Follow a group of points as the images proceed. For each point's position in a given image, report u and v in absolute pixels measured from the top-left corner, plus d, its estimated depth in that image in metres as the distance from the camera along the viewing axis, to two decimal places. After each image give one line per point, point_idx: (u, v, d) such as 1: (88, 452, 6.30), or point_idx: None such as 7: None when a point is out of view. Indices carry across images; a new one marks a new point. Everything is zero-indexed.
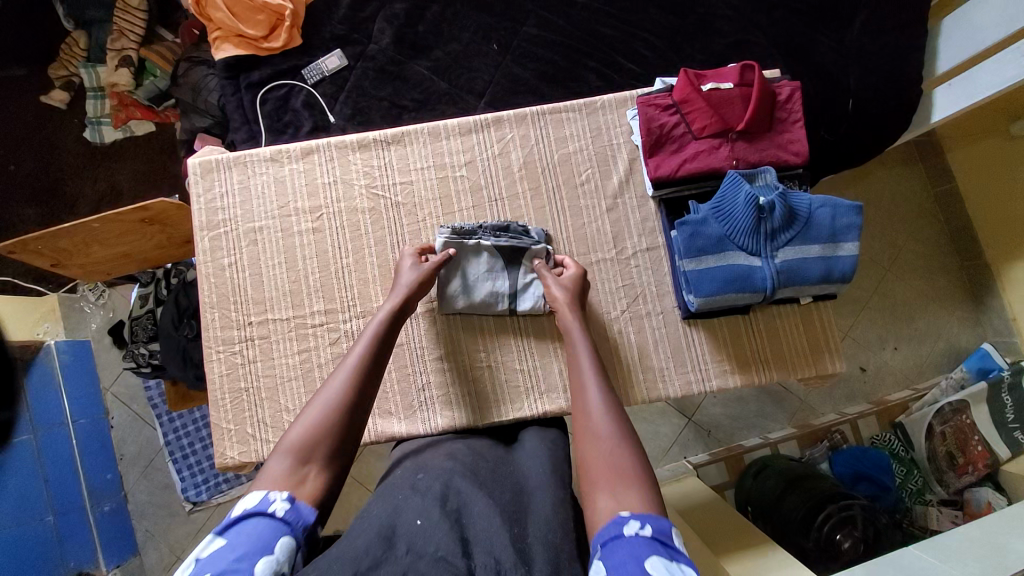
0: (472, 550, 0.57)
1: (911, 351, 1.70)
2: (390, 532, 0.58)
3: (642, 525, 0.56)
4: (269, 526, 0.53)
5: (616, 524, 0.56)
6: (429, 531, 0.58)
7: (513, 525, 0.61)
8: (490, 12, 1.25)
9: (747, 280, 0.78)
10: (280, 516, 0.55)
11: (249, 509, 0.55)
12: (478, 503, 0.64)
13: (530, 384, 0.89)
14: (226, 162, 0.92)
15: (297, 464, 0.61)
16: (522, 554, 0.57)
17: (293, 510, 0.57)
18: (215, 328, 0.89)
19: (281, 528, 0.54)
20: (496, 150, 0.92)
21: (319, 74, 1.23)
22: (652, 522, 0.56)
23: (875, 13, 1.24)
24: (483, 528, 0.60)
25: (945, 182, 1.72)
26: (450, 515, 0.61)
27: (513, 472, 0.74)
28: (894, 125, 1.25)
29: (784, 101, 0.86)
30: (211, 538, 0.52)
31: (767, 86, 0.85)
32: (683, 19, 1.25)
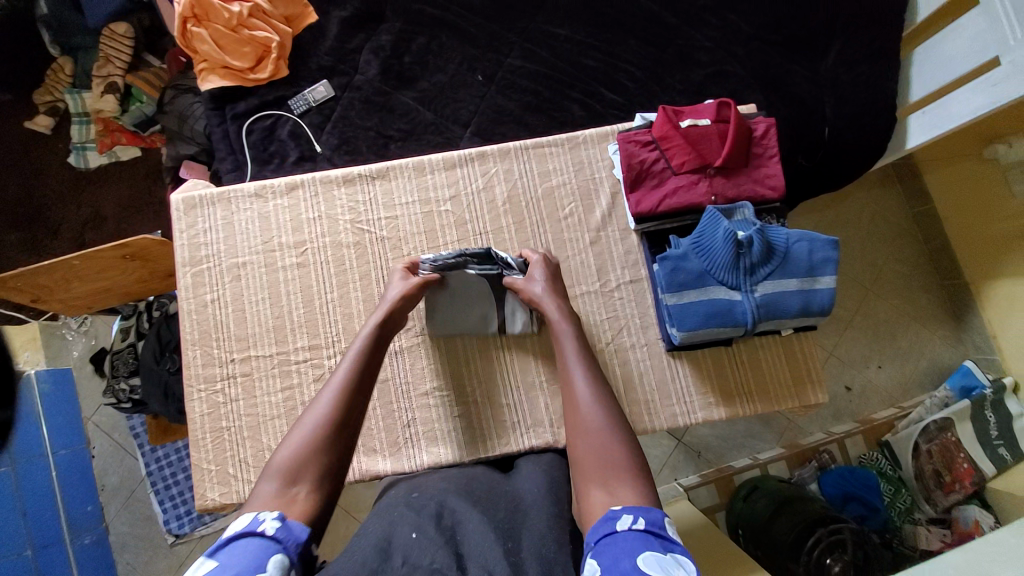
0: (466, 567, 0.56)
1: (895, 368, 1.73)
2: (386, 549, 0.58)
3: (635, 519, 0.56)
4: (262, 545, 0.52)
5: (609, 521, 0.56)
6: (424, 546, 0.59)
7: (506, 541, 0.61)
8: (474, 44, 1.27)
9: (728, 314, 0.79)
10: (270, 535, 0.53)
11: (238, 530, 0.53)
12: (471, 520, 0.63)
13: (528, 404, 0.90)
14: (209, 198, 0.92)
15: (287, 483, 0.61)
16: (516, 568, 0.57)
17: (284, 529, 0.55)
18: (197, 366, 0.88)
19: (273, 547, 0.52)
20: (481, 184, 0.93)
21: (305, 104, 1.24)
22: (644, 515, 0.56)
23: (848, 44, 1.28)
24: (476, 544, 0.59)
25: (923, 202, 1.77)
26: (444, 532, 0.61)
27: (509, 493, 0.73)
28: (870, 151, 1.29)
29: (761, 138, 0.88)
30: (201, 561, 0.50)
31: (744, 124, 0.87)
32: (663, 50, 1.28)
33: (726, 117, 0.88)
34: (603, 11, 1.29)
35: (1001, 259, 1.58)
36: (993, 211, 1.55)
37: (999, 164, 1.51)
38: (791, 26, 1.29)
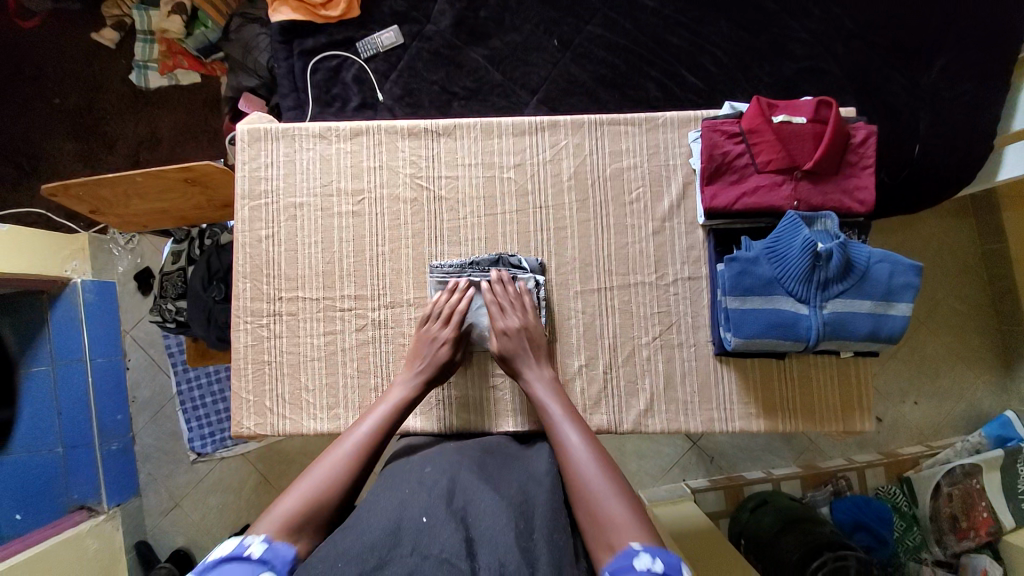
0: (477, 551, 0.56)
1: (931, 406, 1.67)
2: (396, 529, 0.59)
3: (653, 559, 0.59)
4: (245, 567, 0.56)
5: (629, 560, 0.59)
6: (435, 529, 0.58)
7: (518, 525, 0.61)
8: (555, 5, 1.21)
9: (791, 327, 0.76)
10: (258, 558, 0.57)
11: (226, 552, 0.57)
12: (485, 502, 0.64)
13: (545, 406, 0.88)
14: (274, 132, 0.91)
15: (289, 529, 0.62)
16: (527, 557, 0.57)
17: (271, 550, 0.58)
18: (245, 298, 0.89)
19: (260, 567, 0.56)
20: (548, 156, 0.89)
21: (373, 49, 1.20)
22: (662, 556, 0.59)
23: (959, 56, 1.17)
24: (487, 528, 0.59)
25: (995, 240, 1.65)
26: (455, 514, 0.61)
27: (521, 469, 0.74)
28: (957, 178, 1.20)
29: (862, 144, 0.81)
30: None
31: (844, 124, 0.80)
32: (754, 37, 1.19)
33: (825, 114, 0.81)
34: None
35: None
36: None
37: None
38: (902, 29, 1.18)
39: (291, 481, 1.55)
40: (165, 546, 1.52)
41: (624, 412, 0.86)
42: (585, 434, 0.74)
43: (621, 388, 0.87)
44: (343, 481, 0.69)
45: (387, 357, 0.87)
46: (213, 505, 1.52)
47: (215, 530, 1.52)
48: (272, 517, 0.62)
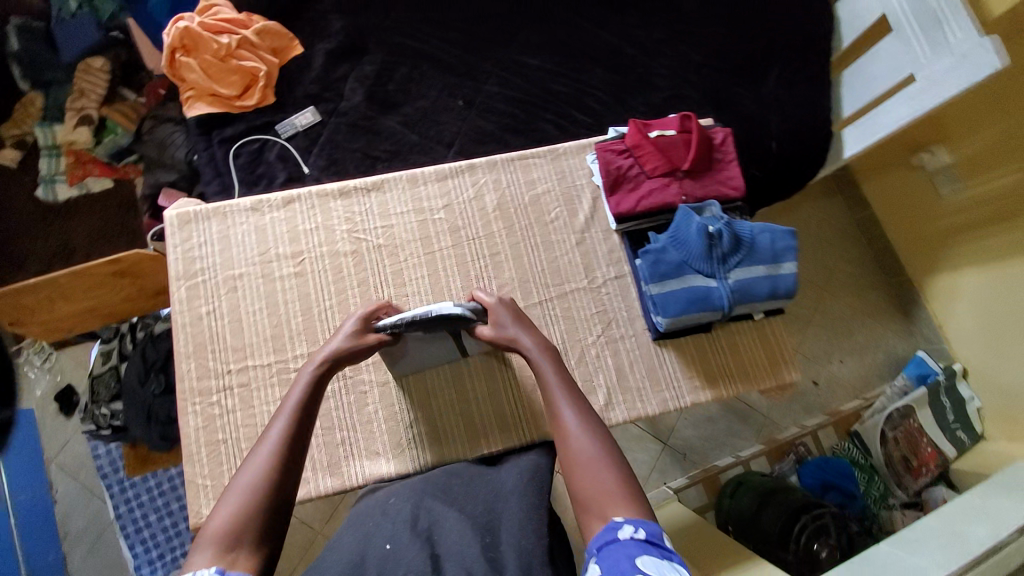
0: (443, 565, 0.61)
1: (855, 362, 1.87)
2: (360, 560, 0.63)
3: (636, 529, 0.61)
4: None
5: (612, 530, 0.62)
6: (399, 556, 0.63)
7: (485, 537, 0.66)
8: (453, 73, 1.38)
9: (706, 299, 0.87)
10: None
11: None
12: (449, 521, 0.68)
13: (513, 415, 0.91)
14: (205, 213, 0.94)
15: (224, 549, 0.58)
16: (494, 565, 0.62)
17: None
18: (192, 378, 0.88)
19: None
20: (471, 193, 0.98)
21: (292, 129, 1.29)
22: (645, 526, 0.62)
23: (784, 69, 1.45)
24: (453, 545, 0.64)
25: (863, 210, 1.94)
26: (420, 536, 0.66)
27: (488, 484, 0.76)
28: (811, 163, 1.45)
29: (722, 146, 0.99)
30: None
31: (704, 132, 0.97)
32: (625, 77, 1.42)
33: (688, 125, 0.98)
34: (569, 44, 1.43)
35: (945, 254, 1.72)
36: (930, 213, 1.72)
37: (926, 168, 1.68)
38: (736, 56, 1.45)
39: None
40: None
41: None
42: (582, 410, 0.75)
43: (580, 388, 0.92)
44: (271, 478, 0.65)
45: (349, 409, 0.89)
46: None
47: None
48: (209, 531, 0.59)
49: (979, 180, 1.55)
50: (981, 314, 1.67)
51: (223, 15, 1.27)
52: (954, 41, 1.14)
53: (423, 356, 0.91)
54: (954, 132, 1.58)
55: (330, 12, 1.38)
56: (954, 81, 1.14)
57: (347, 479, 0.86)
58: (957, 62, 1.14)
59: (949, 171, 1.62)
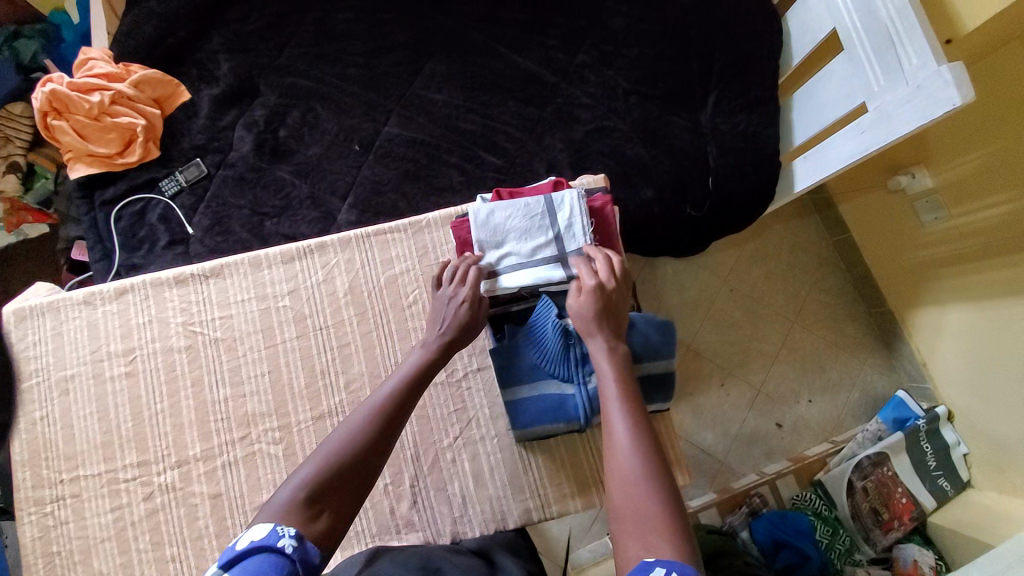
0: None
1: (827, 401, 1.70)
2: None
3: (670, 573, 0.50)
4: (275, 561, 0.48)
5: (642, 572, 0.50)
6: None
7: None
8: (350, 114, 1.26)
9: (559, 409, 0.78)
10: (289, 551, 0.50)
11: (259, 537, 0.50)
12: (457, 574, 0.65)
13: (360, 530, 0.82)
14: (40, 307, 0.88)
15: (302, 507, 0.55)
16: None
17: (300, 549, 0.51)
18: (27, 488, 0.84)
19: (287, 566, 0.49)
20: (320, 277, 0.89)
21: (177, 186, 1.21)
22: (680, 570, 0.50)
23: (724, 92, 1.27)
24: None
25: (841, 231, 1.75)
26: None
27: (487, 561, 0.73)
28: (755, 200, 1.28)
29: (604, 241, 0.86)
30: (215, 573, 0.47)
31: (586, 232, 0.82)
32: (541, 109, 1.27)
33: (563, 224, 0.82)
34: (481, 74, 1.28)
35: (928, 283, 1.53)
36: (916, 238, 1.52)
37: (906, 193, 1.48)
38: (669, 79, 1.27)
39: None
40: None
41: (439, 524, 0.83)
42: (637, 422, 0.64)
43: (431, 496, 0.84)
44: (367, 441, 0.63)
45: (179, 523, 0.82)
46: None
47: None
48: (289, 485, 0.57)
49: (966, 208, 1.35)
50: (968, 352, 1.47)
51: (98, 69, 1.20)
52: (908, 68, 0.95)
53: (257, 474, 0.83)
54: (936, 153, 1.39)
55: (218, 51, 1.27)
56: (906, 117, 0.95)
57: None
58: (910, 94, 0.94)
59: (931, 197, 1.42)
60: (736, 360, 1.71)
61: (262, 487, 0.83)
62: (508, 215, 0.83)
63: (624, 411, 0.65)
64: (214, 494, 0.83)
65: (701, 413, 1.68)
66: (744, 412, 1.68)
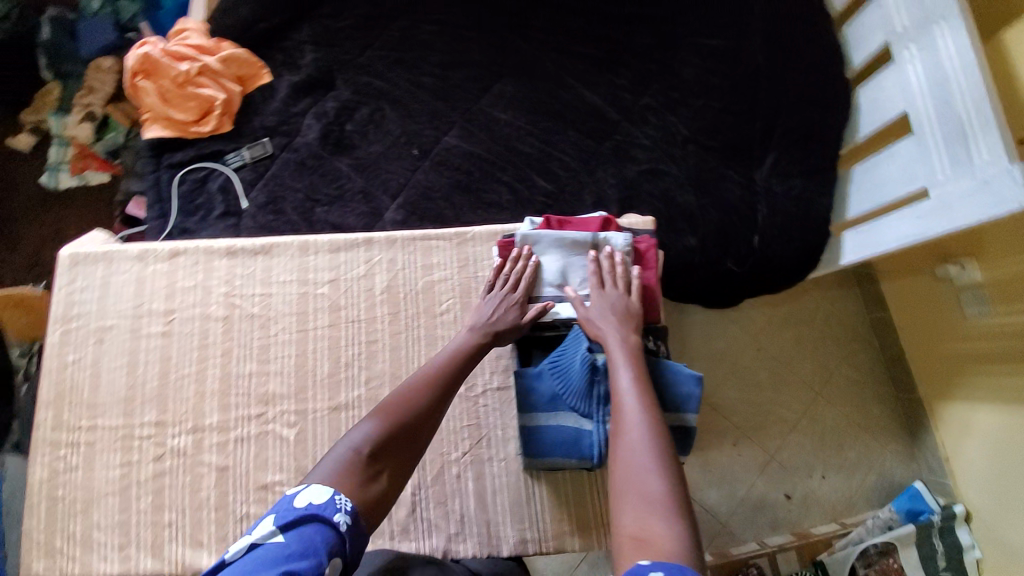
0: None
1: (842, 479, 1.64)
2: None
3: None
4: (326, 536, 0.55)
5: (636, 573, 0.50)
6: None
7: None
8: (415, 119, 1.30)
9: (573, 444, 0.78)
10: (340, 529, 0.56)
11: (318, 504, 0.57)
12: None
13: None
14: (94, 255, 0.92)
15: (359, 468, 0.63)
16: None
17: (350, 527, 0.57)
18: (47, 427, 0.87)
19: (335, 544, 0.55)
20: (362, 271, 0.91)
21: (241, 160, 1.27)
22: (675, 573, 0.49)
23: (784, 154, 1.27)
24: None
25: (880, 309, 1.70)
26: None
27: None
28: (798, 265, 1.26)
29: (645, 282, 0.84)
30: (274, 529, 0.54)
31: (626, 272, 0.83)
32: (599, 143, 1.29)
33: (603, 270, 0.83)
34: (546, 100, 1.31)
35: (962, 379, 1.47)
36: (959, 330, 1.45)
37: (953, 283, 1.43)
38: (730, 133, 1.28)
39: None
40: None
41: (433, 538, 0.82)
42: (650, 414, 0.66)
43: (430, 508, 0.83)
44: (415, 418, 0.70)
45: (183, 489, 0.83)
46: None
47: None
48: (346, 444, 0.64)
49: (1012, 309, 1.30)
50: (995, 458, 1.39)
51: (192, 41, 1.27)
52: (979, 161, 0.93)
53: (265, 455, 0.84)
54: (989, 250, 1.33)
55: (305, 42, 1.33)
56: (970, 210, 0.94)
57: (166, 564, 0.81)
58: (975, 187, 0.94)
59: (978, 291, 1.37)
60: (752, 422, 1.66)
61: (268, 469, 0.84)
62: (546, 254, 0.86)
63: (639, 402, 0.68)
64: (221, 467, 0.84)
65: (708, 469, 1.64)
66: (753, 477, 1.63)
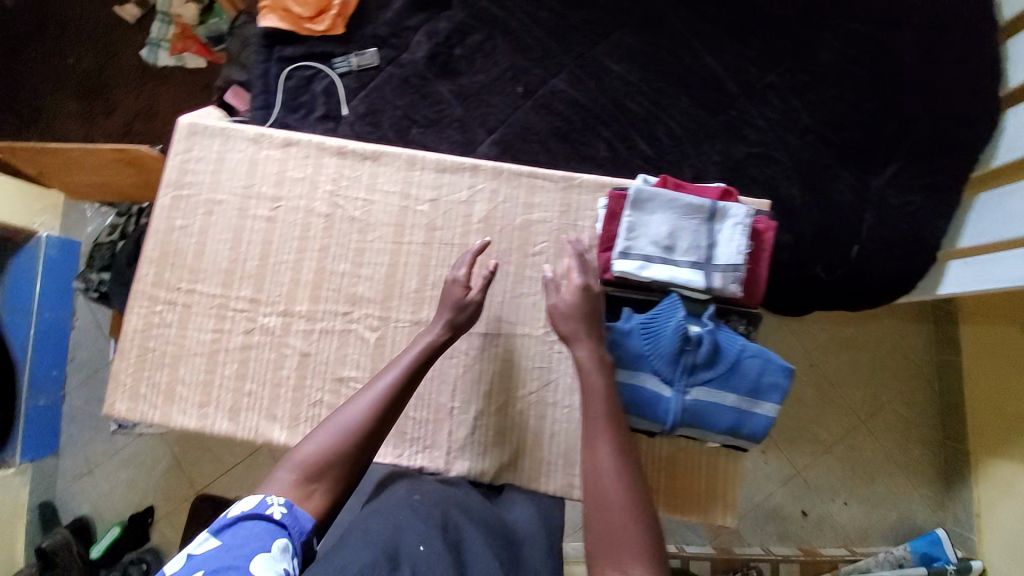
0: None
1: (863, 508, 1.62)
2: (394, 553, 0.59)
3: None
4: (263, 527, 0.60)
5: None
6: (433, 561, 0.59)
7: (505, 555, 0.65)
8: (526, 56, 1.25)
9: (650, 407, 0.76)
10: (278, 520, 0.62)
11: (251, 508, 0.62)
12: (474, 538, 0.65)
13: (416, 437, 0.86)
14: (212, 129, 0.94)
15: (303, 481, 0.67)
16: None
17: (290, 516, 0.63)
18: (147, 282, 0.91)
19: (278, 531, 0.61)
20: (463, 196, 0.91)
21: (347, 66, 1.26)
22: None
23: (908, 166, 1.18)
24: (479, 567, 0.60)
25: (949, 351, 1.63)
26: (449, 546, 0.62)
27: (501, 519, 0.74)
28: (891, 286, 1.19)
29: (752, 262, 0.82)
30: (209, 536, 0.59)
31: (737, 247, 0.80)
32: (711, 116, 1.22)
33: (717, 241, 0.80)
34: (665, 61, 1.24)
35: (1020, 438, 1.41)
36: None
37: None
38: (855, 133, 1.19)
39: (201, 469, 1.63)
40: (69, 511, 1.62)
41: (486, 463, 0.86)
42: (625, 461, 0.67)
43: (489, 435, 0.87)
44: (361, 429, 0.72)
45: (267, 365, 0.88)
46: (122, 478, 1.63)
47: (122, 502, 1.63)
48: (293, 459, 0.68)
49: None
50: None
51: None
52: None
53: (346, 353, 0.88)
54: None
55: None
56: None
57: (241, 429, 0.88)
58: None
59: None
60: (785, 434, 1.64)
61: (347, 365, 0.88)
62: (658, 214, 0.81)
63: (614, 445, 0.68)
64: (304, 354, 0.89)
65: None
66: (774, 486, 1.62)
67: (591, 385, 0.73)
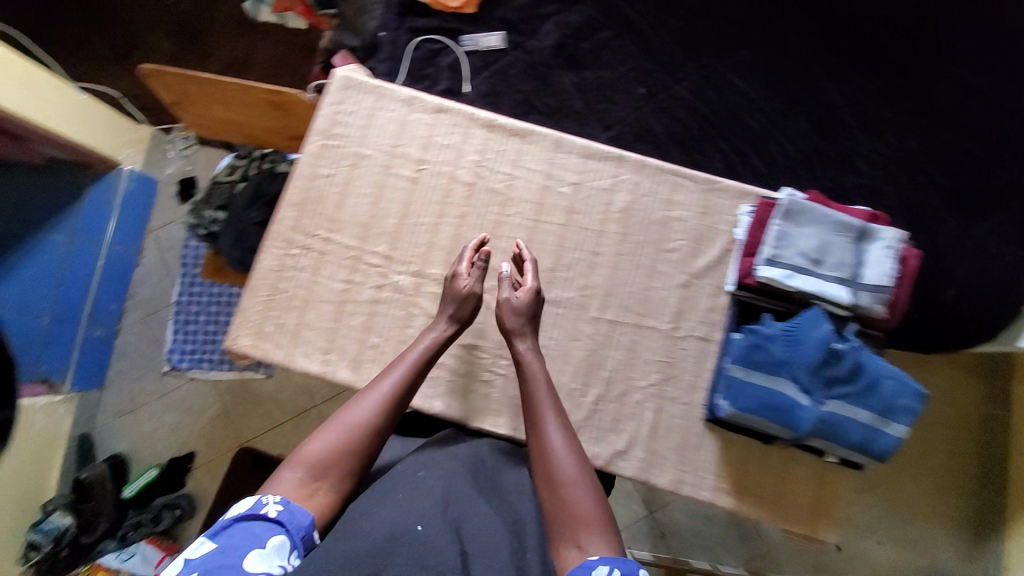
0: (472, 565, 0.60)
1: (897, 548, 1.59)
2: (394, 535, 0.61)
3: (609, 569, 0.59)
4: (259, 527, 0.60)
5: (584, 568, 0.60)
6: (432, 539, 0.60)
7: (508, 525, 0.67)
8: (652, 59, 1.27)
9: (786, 413, 0.77)
10: (274, 517, 0.61)
11: (246, 510, 0.61)
12: (477, 516, 0.66)
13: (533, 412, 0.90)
14: (366, 85, 0.96)
15: (308, 479, 0.67)
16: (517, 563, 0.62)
17: (287, 512, 0.62)
18: (285, 225, 0.93)
19: (276, 528, 0.60)
20: (606, 184, 0.93)
21: (475, 45, 1.27)
22: (620, 566, 0.60)
23: (1014, 218, 1.20)
24: (480, 542, 0.63)
25: (1001, 406, 1.60)
26: (449, 526, 0.63)
27: (507, 482, 0.76)
28: (984, 333, 1.20)
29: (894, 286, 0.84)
30: (205, 541, 0.58)
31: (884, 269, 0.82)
32: (826, 143, 1.24)
33: (865, 261, 0.83)
34: (787, 83, 1.26)
35: None
36: None
37: None
38: (966, 179, 1.21)
39: (249, 423, 1.55)
40: (106, 447, 1.55)
41: (599, 447, 0.87)
42: (575, 446, 0.72)
43: (606, 420, 0.87)
44: (372, 425, 0.72)
45: (395, 321, 0.90)
46: (167, 421, 1.56)
47: (168, 447, 1.55)
48: (300, 460, 0.67)
49: None
50: None
51: None
52: None
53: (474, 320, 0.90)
54: None
55: None
56: None
57: (361, 380, 0.89)
58: None
59: None
60: None
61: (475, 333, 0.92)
62: (811, 228, 0.83)
63: (561, 427, 0.74)
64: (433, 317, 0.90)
65: None
66: None
67: (531, 379, 0.79)
